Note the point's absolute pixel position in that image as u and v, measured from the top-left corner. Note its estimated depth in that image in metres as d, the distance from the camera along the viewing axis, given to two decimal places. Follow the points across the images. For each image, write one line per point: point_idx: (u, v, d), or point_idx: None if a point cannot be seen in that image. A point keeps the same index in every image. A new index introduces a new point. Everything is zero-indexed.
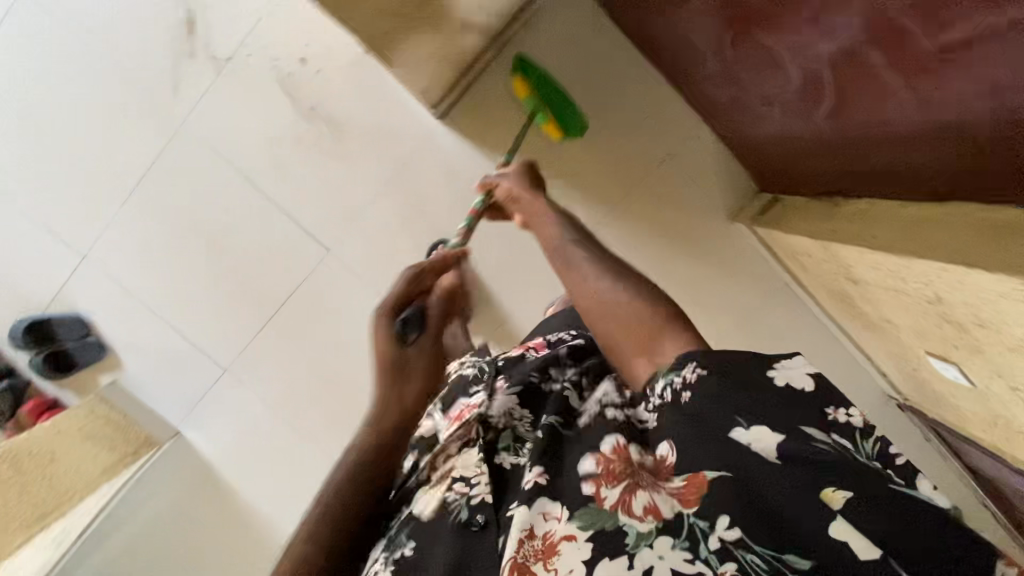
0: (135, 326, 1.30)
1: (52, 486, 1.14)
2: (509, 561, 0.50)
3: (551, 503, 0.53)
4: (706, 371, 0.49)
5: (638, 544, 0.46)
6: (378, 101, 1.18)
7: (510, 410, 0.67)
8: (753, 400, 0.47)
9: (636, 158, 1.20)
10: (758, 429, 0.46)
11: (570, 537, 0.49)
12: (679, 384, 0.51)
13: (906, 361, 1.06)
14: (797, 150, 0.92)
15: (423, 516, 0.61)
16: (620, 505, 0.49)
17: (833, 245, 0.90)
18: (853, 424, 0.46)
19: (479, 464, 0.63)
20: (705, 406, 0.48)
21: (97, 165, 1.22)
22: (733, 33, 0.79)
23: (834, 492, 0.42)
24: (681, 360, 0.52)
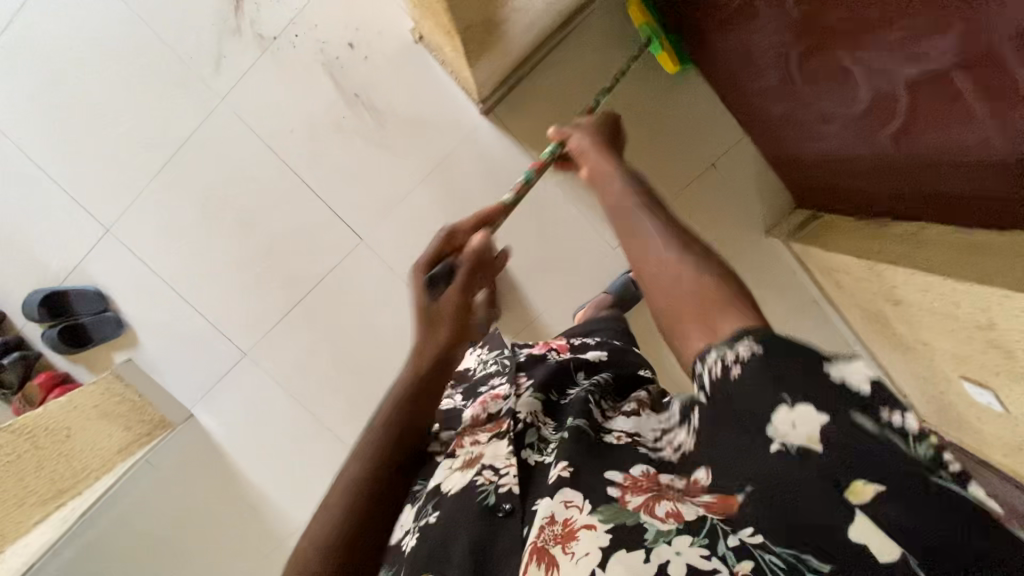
0: (156, 304, 1.28)
1: (69, 462, 1.11)
2: (530, 546, 0.49)
3: (573, 492, 0.51)
4: (760, 351, 0.37)
5: (657, 540, 0.44)
6: (423, 91, 1.17)
7: (536, 411, 0.67)
8: (816, 385, 0.35)
9: (677, 167, 1.20)
10: (803, 414, 0.35)
11: (591, 526, 0.47)
12: (730, 358, 0.39)
13: (931, 382, 1.08)
14: (848, 169, 0.93)
15: (449, 493, 0.59)
16: (643, 508, 0.47)
17: (878, 266, 0.92)
18: (906, 428, 0.34)
19: (507, 456, 0.60)
20: (746, 387, 0.37)
21: (131, 136, 1.20)
22: (803, 48, 0.80)
23: (863, 486, 0.35)
24: (736, 335, 0.39)
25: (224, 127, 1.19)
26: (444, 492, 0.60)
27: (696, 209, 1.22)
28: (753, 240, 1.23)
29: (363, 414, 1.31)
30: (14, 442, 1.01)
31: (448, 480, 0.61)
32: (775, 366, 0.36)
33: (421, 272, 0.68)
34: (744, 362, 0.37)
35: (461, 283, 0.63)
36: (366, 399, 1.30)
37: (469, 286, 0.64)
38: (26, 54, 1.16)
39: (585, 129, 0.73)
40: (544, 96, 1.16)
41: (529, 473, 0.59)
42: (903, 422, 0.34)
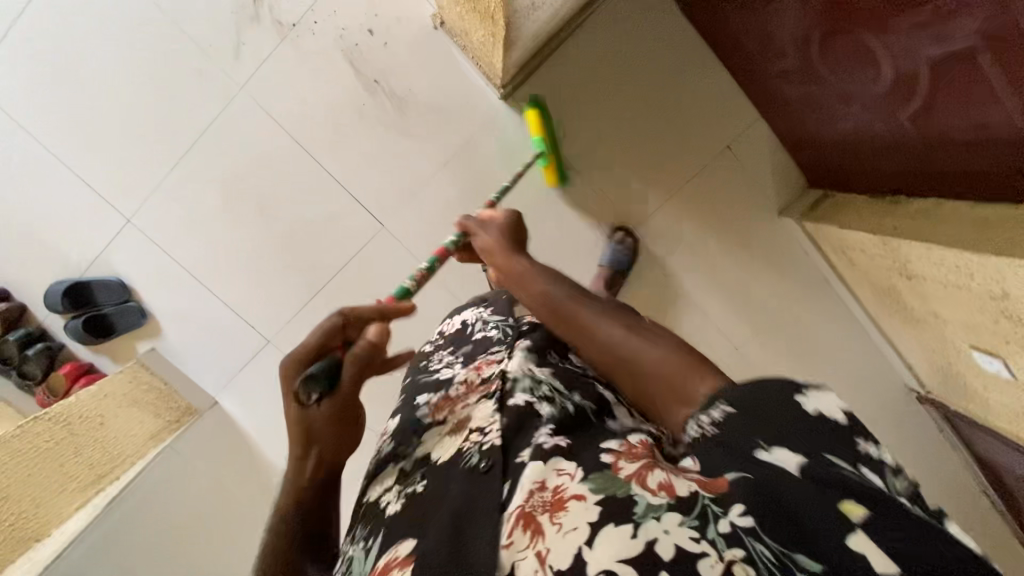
0: (178, 293, 1.29)
1: (104, 448, 1.11)
2: (517, 511, 0.46)
3: (566, 462, 0.50)
4: (732, 409, 0.43)
5: (645, 515, 0.41)
6: (443, 77, 1.18)
7: (527, 368, 0.65)
8: (793, 426, 0.39)
9: (695, 149, 1.23)
10: (781, 447, 0.39)
11: (581, 496, 0.45)
12: (704, 423, 0.45)
13: (940, 353, 1.12)
14: (865, 147, 0.95)
15: (438, 460, 0.60)
16: (635, 477, 0.45)
17: (894, 241, 0.95)
18: (884, 461, 0.38)
19: (494, 416, 0.60)
20: (730, 428, 0.42)
21: (152, 127, 1.21)
22: (825, 31, 0.82)
23: (854, 506, 0.35)
24: (711, 399, 0.45)
25: (245, 114, 1.19)
26: (434, 459, 0.60)
27: (710, 190, 1.24)
28: (766, 220, 1.26)
29: (387, 398, 1.33)
30: (50, 430, 1.01)
31: (439, 447, 0.62)
32: (745, 417, 0.41)
33: (290, 378, 0.54)
34: (718, 421, 0.43)
35: (353, 385, 0.55)
36: (388, 382, 1.32)
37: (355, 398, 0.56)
38: (44, 46, 1.16)
39: (493, 231, 0.81)
40: (564, 81, 1.18)
41: (516, 418, 0.58)
42: (876, 452, 0.38)
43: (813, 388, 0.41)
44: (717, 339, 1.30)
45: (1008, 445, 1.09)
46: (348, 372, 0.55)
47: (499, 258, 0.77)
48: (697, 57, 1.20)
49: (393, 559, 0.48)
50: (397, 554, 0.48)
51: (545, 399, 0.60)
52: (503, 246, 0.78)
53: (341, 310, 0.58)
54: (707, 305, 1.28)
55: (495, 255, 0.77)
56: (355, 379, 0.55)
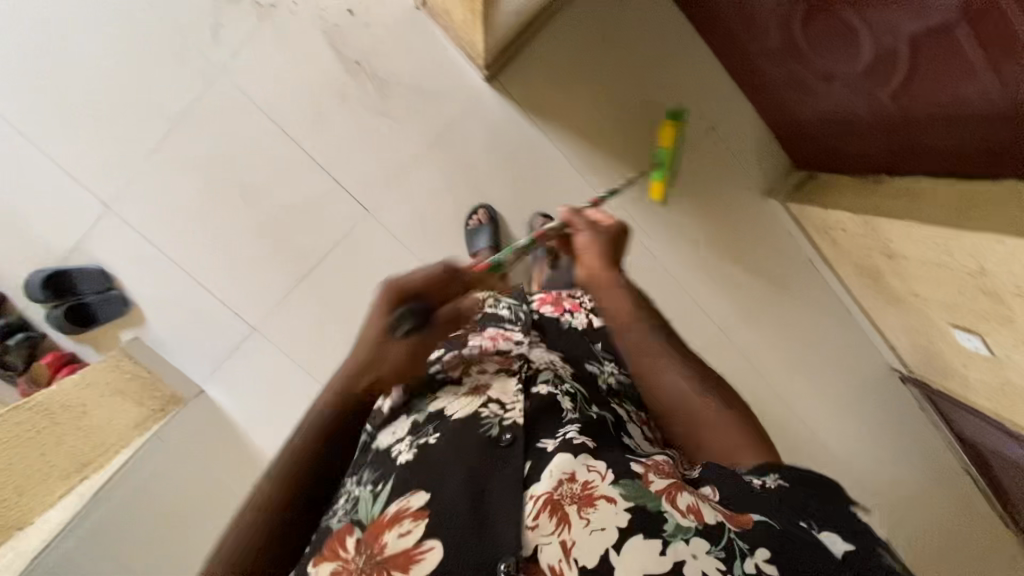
0: (161, 281, 1.27)
1: (86, 437, 1.10)
2: (544, 496, 0.47)
3: (596, 459, 0.50)
4: (786, 484, 0.47)
5: (675, 534, 0.43)
6: (425, 58, 1.17)
7: (550, 361, 0.68)
8: (841, 519, 0.43)
9: (681, 131, 1.22)
10: (827, 532, 0.43)
11: (611, 499, 0.46)
12: (756, 479, 0.48)
13: (922, 333, 1.13)
14: (847, 127, 0.96)
15: (453, 416, 0.57)
16: (665, 493, 0.46)
17: (876, 220, 0.95)
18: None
19: (517, 395, 0.60)
20: (781, 493, 0.46)
21: (129, 110, 1.19)
22: (806, 8, 0.82)
23: None
24: (765, 469, 0.49)
25: (223, 96, 1.17)
26: (447, 414, 0.58)
27: (696, 171, 1.24)
28: (751, 203, 1.27)
29: None
30: (31, 419, 0.99)
31: (453, 404, 0.59)
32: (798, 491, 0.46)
33: (388, 302, 0.52)
34: (771, 485, 0.47)
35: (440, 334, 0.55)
36: None
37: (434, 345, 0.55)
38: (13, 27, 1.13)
39: (601, 233, 0.70)
40: (549, 63, 1.17)
41: (538, 403, 0.59)
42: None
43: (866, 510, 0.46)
44: (704, 322, 1.31)
45: (985, 421, 1.12)
46: (439, 317, 0.55)
47: (599, 274, 0.69)
48: (682, 38, 1.20)
49: (406, 509, 0.47)
50: (410, 504, 0.48)
51: (566, 394, 0.60)
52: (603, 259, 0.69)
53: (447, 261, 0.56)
54: (693, 288, 1.29)
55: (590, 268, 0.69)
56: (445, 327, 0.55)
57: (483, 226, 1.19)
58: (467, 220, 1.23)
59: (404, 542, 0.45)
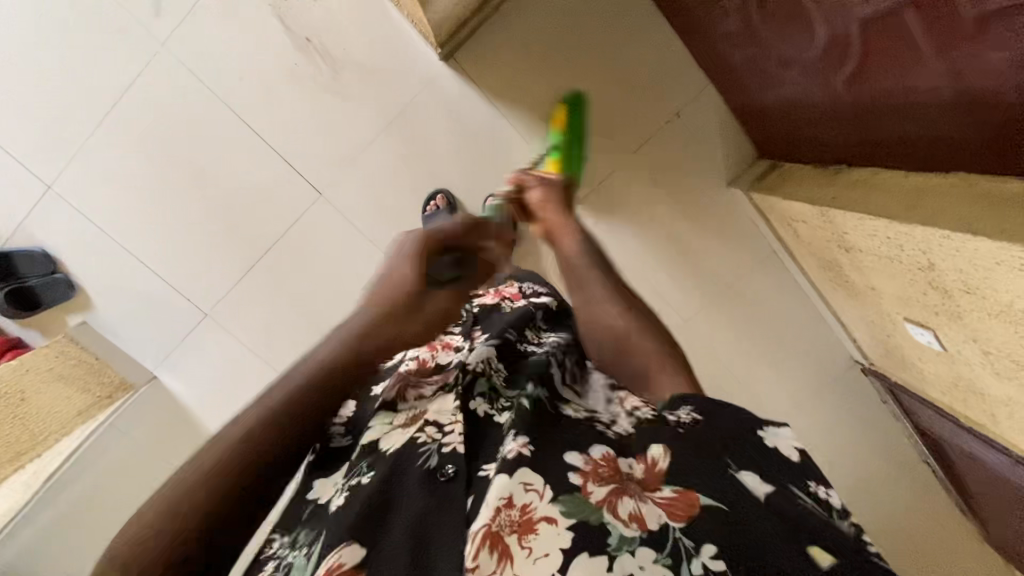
0: (108, 265, 1.23)
1: (28, 426, 1.08)
2: (483, 529, 0.46)
3: (532, 475, 0.49)
4: (699, 416, 0.52)
5: (620, 547, 0.43)
6: (379, 34, 1.12)
7: (488, 359, 0.68)
8: (755, 454, 0.48)
9: (645, 116, 1.19)
10: (746, 474, 0.47)
11: (551, 519, 0.46)
12: (671, 418, 0.54)
13: (881, 327, 1.11)
14: (807, 116, 0.93)
15: (389, 449, 0.59)
16: (606, 504, 0.47)
17: (832, 211, 0.93)
18: (832, 501, 0.47)
19: (455, 413, 0.60)
20: (699, 433, 0.50)
21: (66, 84, 1.13)
22: None
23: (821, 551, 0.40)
24: (675, 403, 0.55)
25: (167, 72, 1.13)
26: (383, 449, 0.59)
27: (656, 159, 1.22)
28: (714, 193, 1.24)
29: None
30: None
31: (388, 437, 0.60)
32: (711, 428, 0.50)
33: (427, 249, 0.59)
34: (684, 422, 0.52)
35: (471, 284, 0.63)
36: None
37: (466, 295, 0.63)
38: None
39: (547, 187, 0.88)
40: (508, 43, 1.13)
41: (476, 425, 0.61)
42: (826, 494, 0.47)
43: (773, 425, 0.51)
44: (665, 311, 1.30)
45: (948, 419, 1.11)
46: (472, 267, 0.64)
47: (552, 216, 0.84)
48: (647, 20, 1.15)
49: (337, 568, 0.46)
50: (342, 562, 0.46)
51: (505, 410, 0.62)
52: (558, 204, 0.86)
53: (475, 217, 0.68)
54: (654, 277, 1.28)
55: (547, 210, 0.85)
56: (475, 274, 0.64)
57: (440, 211, 1.14)
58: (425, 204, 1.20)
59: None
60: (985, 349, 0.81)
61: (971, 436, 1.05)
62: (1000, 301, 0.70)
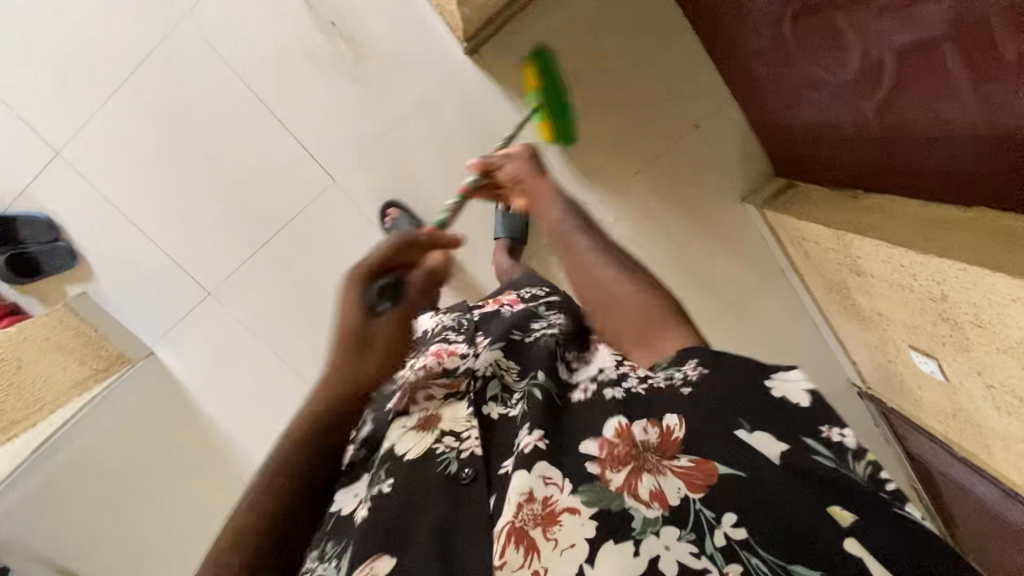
0: (111, 235, 1.21)
1: (19, 394, 1.06)
2: (506, 527, 0.48)
3: (551, 468, 0.51)
4: (706, 369, 0.52)
5: (644, 530, 0.45)
6: (404, 24, 1.11)
7: (495, 361, 0.69)
8: (759, 416, 0.48)
9: (663, 126, 1.19)
10: (759, 433, 0.47)
11: (574, 510, 0.48)
12: (680, 377, 0.54)
13: (881, 351, 1.12)
14: (830, 138, 0.93)
15: (407, 456, 0.60)
16: (626, 488, 0.48)
17: (847, 236, 0.94)
18: (846, 443, 0.45)
19: (469, 420, 0.62)
20: (711, 398, 0.50)
21: (83, 49, 1.11)
22: (798, 9, 0.79)
23: (841, 510, 0.42)
24: (679, 358, 0.55)
25: (186, 46, 1.11)
26: (399, 455, 0.60)
27: (673, 169, 1.22)
28: (728, 208, 1.25)
29: None
30: None
31: (403, 441, 0.62)
32: (716, 385, 0.51)
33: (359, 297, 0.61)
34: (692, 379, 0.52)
35: (416, 295, 0.66)
36: None
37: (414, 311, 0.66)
38: None
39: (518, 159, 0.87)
40: (534, 43, 1.12)
41: (490, 428, 0.61)
42: (841, 437, 0.45)
43: (780, 371, 0.50)
44: None
45: (940, 446, 1.12)
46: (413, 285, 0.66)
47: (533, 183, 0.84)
48: (675, 32, 1.14)
49: None
50: (377, 571, 0.48)
51: (517, 403, 0.62)
52: (534, 176, 0.85)
53: (402, 236, 0.66)
54: None
55: (526, 183, 0.85)
56: (417, 292, 0.66)
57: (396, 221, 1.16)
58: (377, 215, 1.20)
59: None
60: (989, 384, 0.82)
61: (960, 465, 1.07)
62: (1012, 338, 0.71)
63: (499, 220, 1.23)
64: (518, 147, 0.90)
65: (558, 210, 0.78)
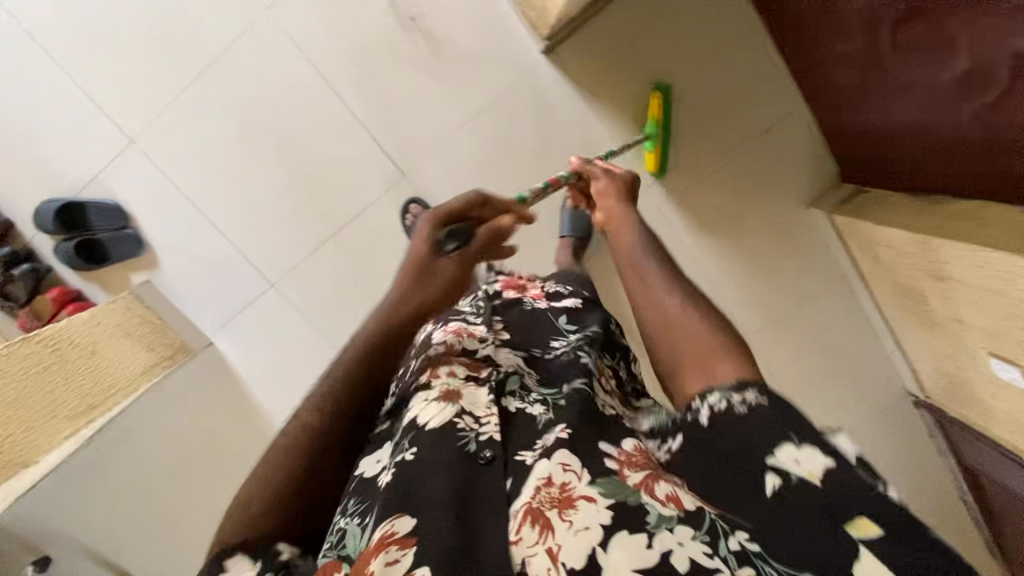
0: (176, 221, 1.22)
1: (94, 377, 1.05)
2: (523, 508, 0.47)
3: (572, 457, 0.49)
4: (765, 400, 0.43)
5: (659, 525, 0.42)
6: (485, 20, 1.12)
7: (517, 364, 0.68)
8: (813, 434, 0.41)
9: (732, 130, 1.20)
10: (808, 452, 0.41)
11: (591, 498, 0.45)
12: (734, 402, 0.45)
13: (951, 357, 1.10)
14: (919, 141, 0.92)
15: (427, 425, 0.55)
16: (643, 486, 0.46)
17: (933, 240, 0.94)
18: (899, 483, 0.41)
19: (490, 406, 0.58)
20: (760, 424, 0.43)
21: (164, 38, 1.13)
22: (903, 12, 0.78)
23: (867, 524, 0.38)
24: (740, 383, 0.45)
25: (265, 37, 1.12)
26: (421, 425, 0.55)
27: (740, 172, 1.22)
28: (794, 212, 1.25)
29: None
30: (39, 352, 0.96)
31: (425, 412, 0.56)
32: (774, 414, 0.42)
33: (434, 228, 0.64)
34: (750, 406, 0.44)
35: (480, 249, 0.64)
36: None
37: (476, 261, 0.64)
38: None
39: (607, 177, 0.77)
40: (612, 39, 1.12)
41: (509, 420, 0.58)
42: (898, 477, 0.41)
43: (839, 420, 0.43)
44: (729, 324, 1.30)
45: (1007, 457, 1.07)
46: (480, 238, 0.64)
47: (609, 205, 0.73)
48: (750, 36, 1.15)
49: (392, 536, 0.45)
50: (395, 530, 0.46)
51: (537, 402, 0.60)
52: (620, 197, 0.74)
53: (484, 191, 0.68)
54: (719, 288, 1.29)
55: (604, 199, 0.74)
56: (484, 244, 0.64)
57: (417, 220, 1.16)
58: (400, 211, 1.21)
59: (395, 571, 0.43)
60: None
61: None
62: None
63: (567, 218, 1.22)
64: (619, 170, 0.80)
65: (631, 231, 0.66)
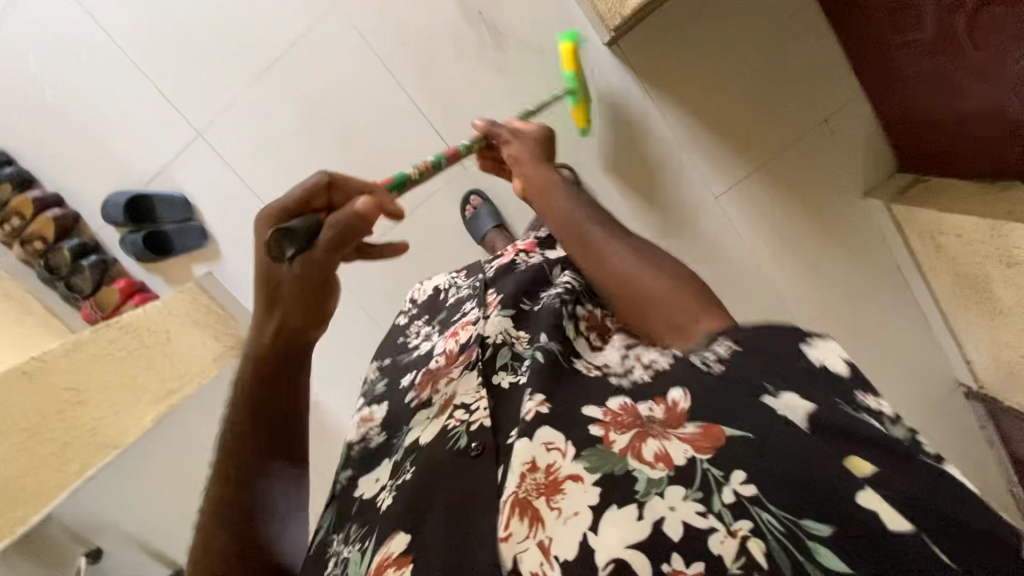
0: (239, 213, 1.24)
1: (171, 364, 1.07)
2: (511, 498, 0.47)
3: (553, 434, 0.51)
4: (736, 346, 0.51)
5: (648, 493, 0.44)
6: (551, 14, 1.14)
7: (505, 328, 0.69)
8: (797, 376, 0.47)
9: (788, 123, 1.21)
10: (788, 397, 0.46)
11: (577, 477, 0.47)
12: (713, 359, 0.51)
13: (1013, 345, 1.10)
14: (991, 128, 0.93)
15: (426, 443, 0.61)
16: (630, 450, 0.47)
17: (1005, 226, 0.94)
18: (884, 412, 0.45)
19: (479, 390, 0.62)
20: (739, 368, 0.49)
21: (234, 34, 1.15)
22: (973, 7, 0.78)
23: (860, 462, 0.41)
24: (711, 337, 0.53)
25: (335, 31, 1.14)
26: (421, 444, 0.61)
27: (796, 164, 1.23)
28: (851, 203, 1.26)
29: None
30: (120, 340, 1.00)
31: (426, 433, 0.63)
32: (750, 360, 0.49)
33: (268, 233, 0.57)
34: (723, 356, 0.51)
35: (328, 251, 0.57)
36: None
37: (327, 262, 0.57)
38: None
39: (524, 142, 0.88)
40: (672, 34, 1.15)
41: (499, 396, 0.60)
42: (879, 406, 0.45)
43: (818, 340, 0.49)
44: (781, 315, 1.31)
45: None
46: (325, 236, 0.56)
47: (528, 170, 0.84)
48: (808, 30, 1.16)
49: (387, 557, 0.49)
50: (391, 550, 0.50)
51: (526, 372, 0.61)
52: (533, 160, 0.85)
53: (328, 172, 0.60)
54: (773, 279, 1.29)
55: (524, 166, 0.85)
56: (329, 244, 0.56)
57: (479, 212, 1.20)
58: (461, 203, 1.23)
59: None
60: None
61: None
62: None
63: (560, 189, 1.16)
64: (526, 126, 0.91)
65: (554, 194, 0.79)
